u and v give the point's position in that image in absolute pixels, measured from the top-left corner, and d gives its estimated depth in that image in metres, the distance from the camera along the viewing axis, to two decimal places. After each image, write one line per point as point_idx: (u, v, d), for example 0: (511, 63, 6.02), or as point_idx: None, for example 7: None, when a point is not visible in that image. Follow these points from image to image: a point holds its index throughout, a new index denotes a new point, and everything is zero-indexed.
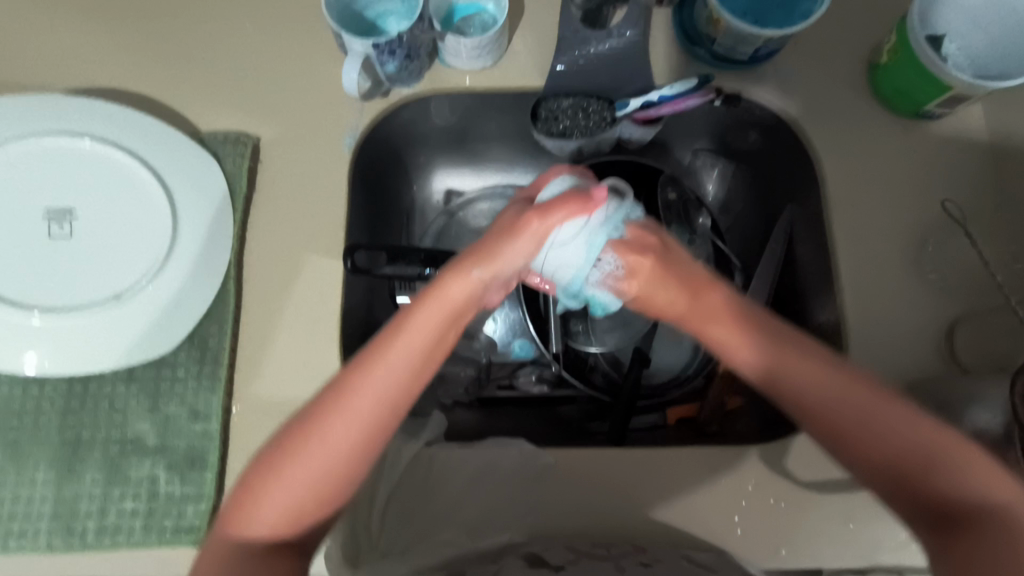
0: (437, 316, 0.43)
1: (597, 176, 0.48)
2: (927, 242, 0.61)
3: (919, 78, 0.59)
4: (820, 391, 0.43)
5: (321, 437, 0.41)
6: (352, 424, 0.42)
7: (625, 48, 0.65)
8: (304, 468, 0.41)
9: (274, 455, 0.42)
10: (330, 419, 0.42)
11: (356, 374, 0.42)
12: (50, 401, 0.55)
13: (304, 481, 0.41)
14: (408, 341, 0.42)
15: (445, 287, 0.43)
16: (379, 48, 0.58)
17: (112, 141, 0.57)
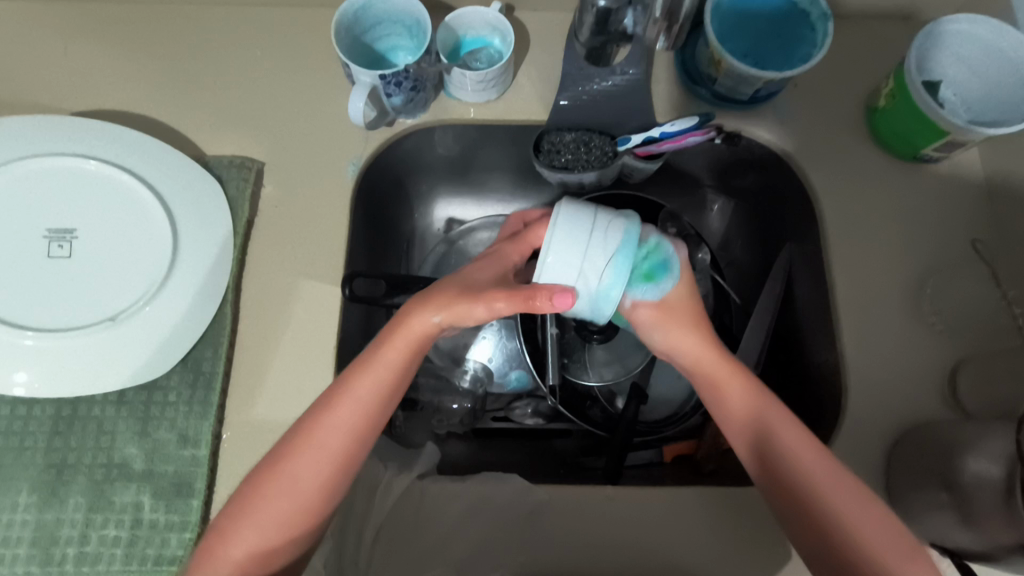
0: (398, 357, 0.49)
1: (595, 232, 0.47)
2: (927, 283, 0.61)
3: (917, 122, 0.60)
4: (798, 459, 0.48)
5: (321, 434, 0.47)
6: (336, 434, 0.47)
7: (628, 85, 0.66)
8: (308, 458, 0.46)
9: (288, 446, 0.47)
10: (326, 422, 0.47)
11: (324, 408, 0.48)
12: (37, 422, 0.54)
13: (311, 473, 0.46)
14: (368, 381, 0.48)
15: (409, 334, 0.49)
16: (385, 80, 0.58)
17: (116, 162, 0.58)
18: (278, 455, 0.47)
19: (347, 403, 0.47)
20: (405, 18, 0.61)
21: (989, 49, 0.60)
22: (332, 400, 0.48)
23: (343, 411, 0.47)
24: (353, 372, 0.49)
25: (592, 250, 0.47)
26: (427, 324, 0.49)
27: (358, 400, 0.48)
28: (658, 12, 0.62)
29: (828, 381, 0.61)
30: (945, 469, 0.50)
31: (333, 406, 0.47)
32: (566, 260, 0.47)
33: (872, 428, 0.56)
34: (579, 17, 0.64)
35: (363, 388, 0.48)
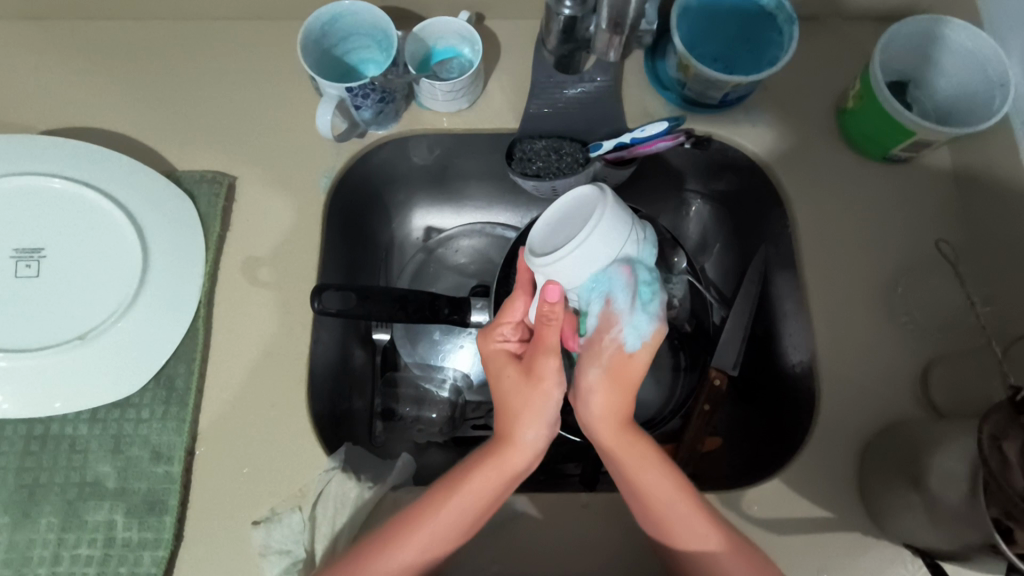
0: (485, 484, 0.48)
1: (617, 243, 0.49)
2: (898, 282, 0.61)
3: (884, 124, 0.60)
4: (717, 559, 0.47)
5: (424, 535, 0.47)
6: (435, 536, 0.47)
7: (596, 92, 0.66)
8: (397, 560, 0.46)
9: (382, 547, 0.47)
10: (426, 523, 0.47)
11: (431, 507, 0.48)
12: (10, 441, 0.54)
13: (406, 568, 0.47)
14: (458, 506, 0.48)
15: (500, 457, 0.49)
16: (352, 92, 0.59)
17: (85, 180, 0.58)
18: (369, 553, 0.47)
19: (450, 506, 0.48)
20: (372, 31, 0.62)
21: (968, 56, 0.59)
22: (442, 498, 0.48)
23: (445, 511, 0.48)
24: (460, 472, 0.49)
25: (620, 234, 0.49)
26: (520, 449, 0.50)
27: (467, 503, 0.48)
28: (604, 26, 0.60)
29: (802, 383, 0.61)
30: (912, 467, 0.50)
31: (440, 505, 0.48)
32: (602, 240, 0.48)
33: (845, 430, 0.57)
34: (546, 26, 0.64)
35: (469, 492, 0.48)
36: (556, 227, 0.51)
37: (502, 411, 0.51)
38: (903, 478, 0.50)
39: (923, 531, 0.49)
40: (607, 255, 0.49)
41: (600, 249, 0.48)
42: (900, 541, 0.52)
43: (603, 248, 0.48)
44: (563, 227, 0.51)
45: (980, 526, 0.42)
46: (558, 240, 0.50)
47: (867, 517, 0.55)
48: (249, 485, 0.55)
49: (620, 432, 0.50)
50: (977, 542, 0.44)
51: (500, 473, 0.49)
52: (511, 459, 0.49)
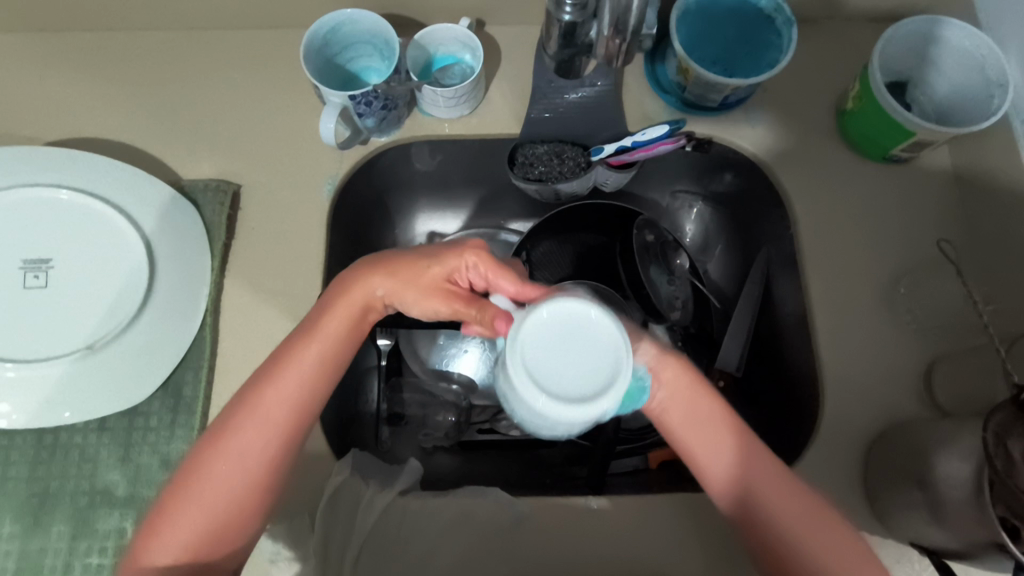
0: (340, 322, 0.50)
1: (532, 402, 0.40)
2: (900, 282, 0.61)
3: (884, 124, 0.60)
4: (777, 502, 0.47)
5: (283, 377, 0.48)
6: (282, 407, 0.47)
7: (597, 97, 0.66)
8: (248, 438, 0.46)
9: (247, 394, 0.47)
10: (274, 394, 0.47)
11: (285, 356, 0.49)
12: (20, 451, 0.55)
13: (283, 406, 0.47)
14: (313, 346, 0.49)
15: (348, 293, 0.51)
16: (356, 100, 0.59)
17: (90, 190, 0.58)
18: (216, 435, 0.46)
19: (292, 372, 0.48)
20: (374, 39, 0.63)
21: (966, 57, 0.60)
22: (277, 369, 0.48)
23: (292, 380, 0.48)
24: (304, 333, 0.50)
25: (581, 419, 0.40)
26: (369, 292, 0.51)
27: (296, 381, 0.48)
28: (605, 31, 0.61)
29: (806, 383, 0.62)
30: (918, 467, 0.50)
31: (282, 375, 0.48)
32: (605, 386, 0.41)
33: (849, 430, 0.57)
34: (546, 30, 0.63)
35: (303, 364, 0.48)
36: (552, 342, 0.40)
37: (372, 261, 0.53)
38: (909, 477, 0.50)
39: (929, 530, 0.49)
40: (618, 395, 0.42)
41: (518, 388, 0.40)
42: (906, 540, 0.52)
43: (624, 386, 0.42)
44: (565, 344, 0.40)
45: (986, 525, 0.43)
46: (559, 370, 0.39)
47: (873, 517, 0.55)
48: None
49: (685, 401, 0.50)
50: (983, 541, 0.44)
51: (347, 312, 0.51)
52: (330, 330, 0.50)
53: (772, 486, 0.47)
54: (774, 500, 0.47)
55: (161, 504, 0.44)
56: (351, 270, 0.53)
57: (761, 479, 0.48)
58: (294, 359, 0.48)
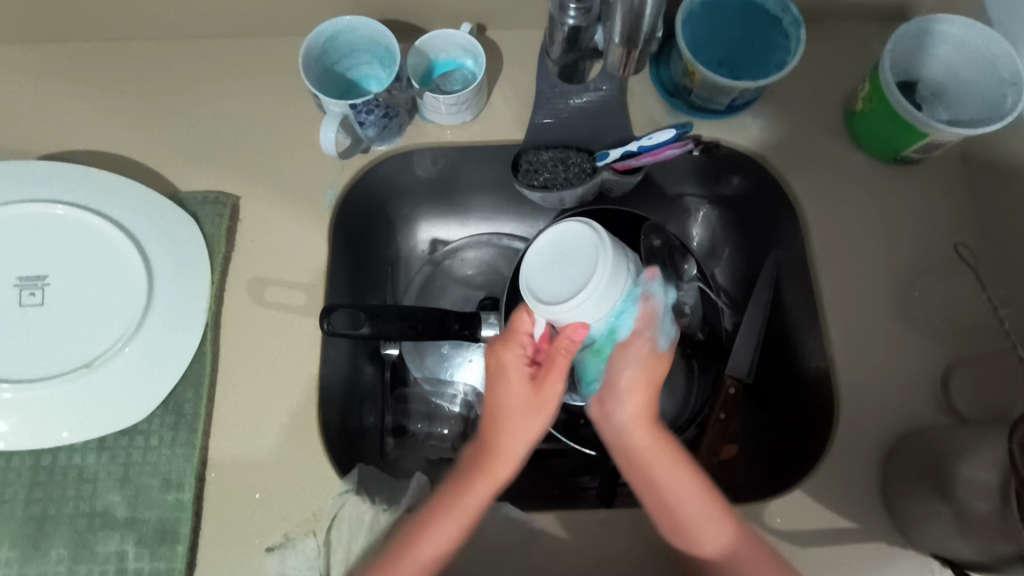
0: (484, 489, 0.49)
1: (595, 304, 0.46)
2: (915, 285, 0.60)
3: (895, 125, 0.59)
4: (754, 570, 0.46)
5: (405, 545, 0.47)
6: (466, 512, 0.48)
7: (602, 101, 0.65)
8: (426, 548, 0.47)
9: (403, 544, 0.47)
10: (424, 539, 0.47)
11: (427, 516, 0.48)
12: (17, 473, 0.53)
13: (422, 567, 0.46)
14: (445, 520, 0.47)
15: (495, 463, 0.49)
16: (356, 109, 0.58)
17: (85, 204, 0.57)
18: (394, 556, 0.47)
19: (483, 480, 0.49)
20: (373, 47, 0.61)
21: (979, 53, 0.58)
22: (471, 478, 0.49)
23: (488, 483, 0.49)
24: (455, 494, 0.48)
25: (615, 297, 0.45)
26: (516, 459, 0.50)
27: (477, 493, 0.48)
28: (616, 39, 0.60)
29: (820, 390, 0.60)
30: (940, 477, 0.48)
31: (474, 481, 0.49)
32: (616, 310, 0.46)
33: (865, 438, 0.56)
34: (550, 35, 0.63)
35: (490, 470, 0.49)
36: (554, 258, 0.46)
37: (491, 414, 0.51)
38: (930, 487, 0.49)
39: (952, 541, 0.47)
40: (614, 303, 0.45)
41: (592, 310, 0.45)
42: (927, 550, 0.51)
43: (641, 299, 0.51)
44: (564, 258, 0.46)
45: (1015, 538, 0.41)
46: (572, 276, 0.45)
47: (892, 526, 0.54)
48: (261, 512, 0.54)
49: (647, 434, 0.50)
50: (1010, 553, 0.43)
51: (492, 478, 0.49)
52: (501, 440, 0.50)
53: (758, 568, 0.46)
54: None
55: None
56: (484, 428, 0.51)
57: (747, 563, 0.47)
58: (426, 517, 0.48)
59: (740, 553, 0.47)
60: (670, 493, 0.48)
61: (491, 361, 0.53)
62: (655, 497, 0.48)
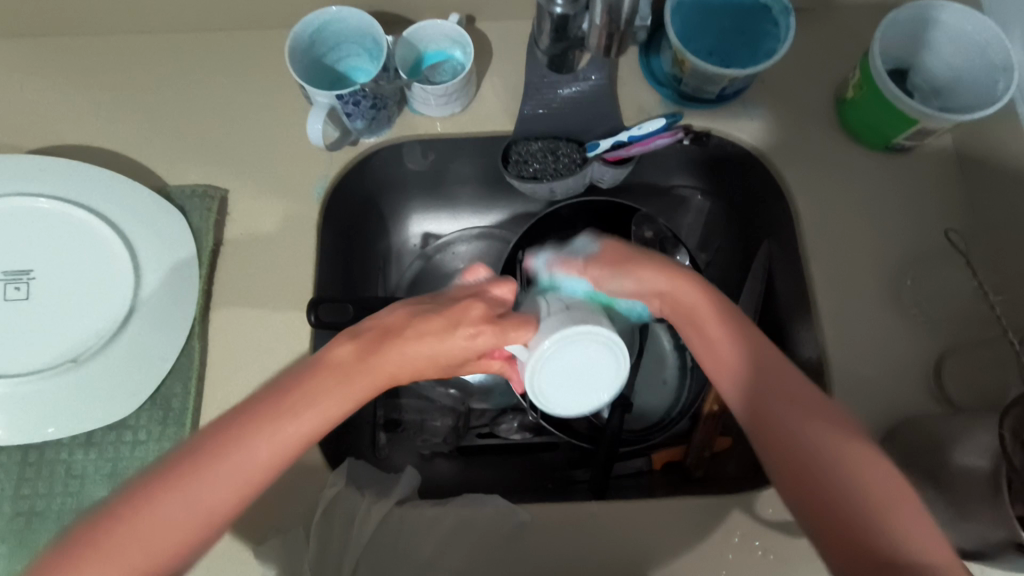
0: (330, 395, 0.39)
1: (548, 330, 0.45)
2: (907, 274, 0.60)
3: (886, 113, 0.59)
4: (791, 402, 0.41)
5: (278, 426, 0.38)
6: (270, 454, 0.38)
7: (592, 91, 0.65)
8: (229, 475, 0.37)
9: (240, 425, 0.38)
10: (254, 431, 0.38)
11: (290, 401, 0.39)
12: (4, 468, 0.53)
13: (267, 457, 0.38)
14: (305, 412, 0.39)
15: (332, 368, 0.40)
16: (342, 100, 0.57)
17: (71, 198, 0.56)
18: (210, 449, 0.37)
19: (324, 399, 0.39)
20: (360, 39, 0.61)
21: (968, 40, 0.58)
22: (292, 390, 0.39)
23: (289, 426, 0.38)
24: (290, 403, 0.39)
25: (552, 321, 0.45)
26: (343, 354, 0.41)
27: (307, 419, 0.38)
28: (598, 22, 0.58)
29: (812, 380, 0.60)
30: (933, 464, 0.48)
31: (309, 398, 0.39)
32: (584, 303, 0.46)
33: (859, 427, 0.56)
34: (537, 24, 0.61)
35: (352, 390, 0.40)
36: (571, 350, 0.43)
37: (400, 331, 0.43)
38: (922, 475, 0.49)
39: (945, 529, 0.47)
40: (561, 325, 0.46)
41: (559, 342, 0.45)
42: None
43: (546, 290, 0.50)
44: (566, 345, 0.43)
45: (1007, 524, 0.41)
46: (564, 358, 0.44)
47: None
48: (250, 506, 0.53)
49: (688, 293, 0.47)
50: (1003, 540, 0.42)
51: (354, 384, 0.40)
52: (383, 366, 0.41)
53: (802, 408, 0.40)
54: (859, 490, 0.36)
55: (147, 482, 0.36)
56: (377, 333, 0.42)
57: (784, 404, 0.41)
58: (285, 409, 0.38)
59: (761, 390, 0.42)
60: (709, 352, 0.45)
61: (461, 306, 0.45)
62: (715, 371, 0.45)
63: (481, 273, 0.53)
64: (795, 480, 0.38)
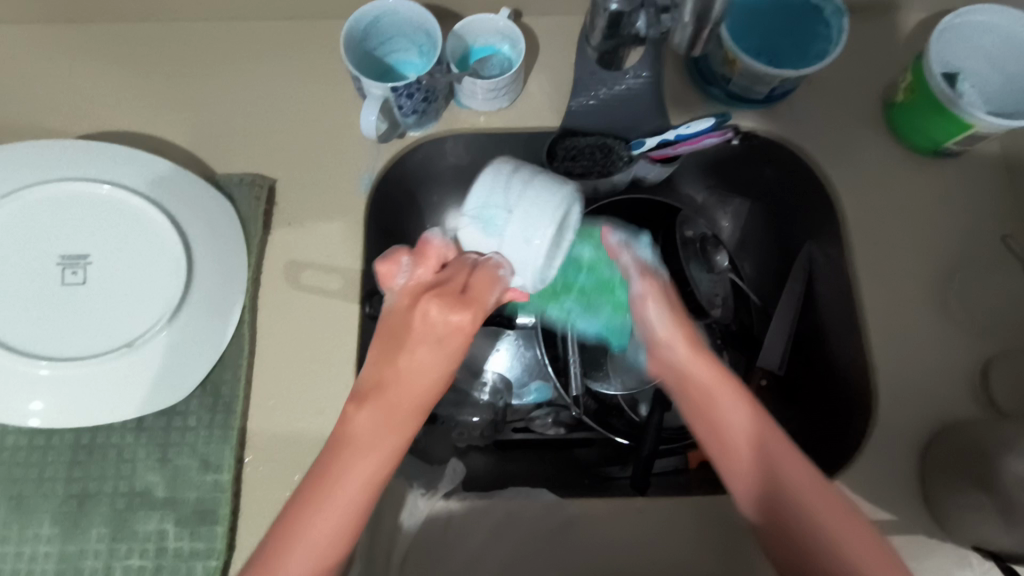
0: (374, 455, 0.42)
1: (511, 212, 0.47)
2: (953, 280, 0.60)
3: (938, 116, 0.59)
4: (801, 486, 0.43)
5: (334, 490, 0.41)
6: (344, 506, 0.41)
7: (641, 88, 0.65)
8: (325, 518, 0.40)
9: (318, 477, 0.41)
10: (331, 488, 0.41)
11: (339, 463, 0.42)
12: (57, 451, 0.53)
13: (339, 519, 0.40)
14: (362, 459, 0.42)
15: (352, 430, 0.43)
16: (397, 92, 0.57)
17: (128, 184, 0.56)
18: (301, 502, 0.41)
19: (366, 454, 0.42)
20: (414, 35, 0.62)
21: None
22: (330, 462, 0.42)
23: (353, 475, 0.41)
24: (340, 461, 0.42)
25: (532, 217, 0.47)
26: (359, 418, 0.43)
27: (361, 471, 0.41)
28: (688, 18, 0.54)
29: (855, 382, 0.60)
30: (984, 468, 0.48)
31: (350, 460, 0.42)
32: (528, 213, 0.47)
33: (904, 430, 0.56)
34: (591, 20, 0.61)
35: (380, 437, 0.42)
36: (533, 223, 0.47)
37: (386, 357, 0.45)
38: (972, 479, 0.49)
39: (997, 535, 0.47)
40: (542, 218, 0.47)
41: (528, 224, 0.47)
42: (968, 544, 0.51)
43: (468, 234, 0.49)
44: (529, 224, 0.47)
45: None
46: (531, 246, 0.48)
47: (931, 519, 0.54)
48: None
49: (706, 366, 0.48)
50: None
51: (382, 425, 0.43)
52: (401, 401, 0.44)
53: (803, 488, 0.43)
54: (806, 498, 0.43)
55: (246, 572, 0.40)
56: (372, 369, 0.45)
57: (794, 489, 0.43)
58: (339, 470, 0.41)
59: (770, 467, 0.44)
60: (714, 440, 0.47)
61: (414, 314, 0.45)
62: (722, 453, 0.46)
63: (401, 257, 0.48)
64: (778, 506, 0.43)
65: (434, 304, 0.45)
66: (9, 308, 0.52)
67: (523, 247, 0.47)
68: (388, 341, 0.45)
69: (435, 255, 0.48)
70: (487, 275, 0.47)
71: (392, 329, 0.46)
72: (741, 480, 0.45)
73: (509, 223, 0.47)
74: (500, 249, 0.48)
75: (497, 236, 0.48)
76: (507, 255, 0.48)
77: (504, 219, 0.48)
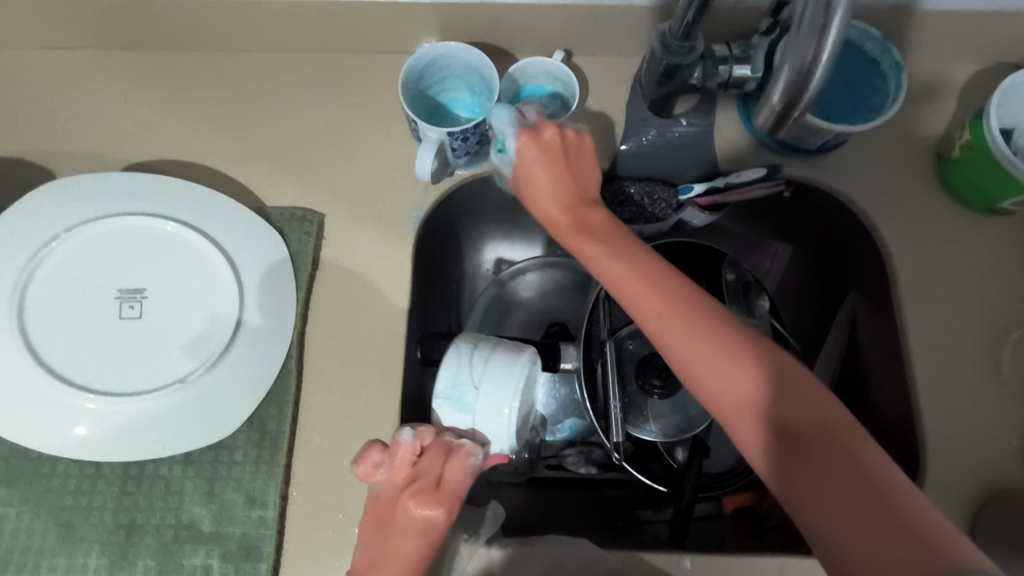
0: None
1: (484, 388, 0.51)
2: (1004, 341, 0.59)
3: (996, 176, 0.58)
4: (784, 408, 0.42)
5: None
6: None
7: (695, 133, 0.65)
8: None
9: None
10: None
11: None
12: (107, 480, 0.54)
13: None
14: None
15: None
16: (452, 136, 0.58)
17: (186, 220, 0.57)
18: None
19: None
20: (468, 75, 0.62)
21: None
22: None
23: None
24: None
25: (505, 393, 0.51)
26: None
27: None
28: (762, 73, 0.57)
29: (901, 441, 0.59)
30: None
31: None
32: (494, 392, 0.51)
33: (955, 494, 0.55)
34: (645, 68, 0.59)
35: None
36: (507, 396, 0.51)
37: (368, 549, 0.46)
38: None
39: None
40: (514, 393, 0.51)
41: (501, 402, 0.51)
42: None
43: (444, 412, 0.52)
44: (501, 393, 0.51)
45: None
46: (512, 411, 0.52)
47: None
48: (342, 533, 0.54)
49: (665, 302, 0.46)
50: None
51: None
52: None
53: (786, 411, 0.42)
54: (793, 419, 0.42)
55: None
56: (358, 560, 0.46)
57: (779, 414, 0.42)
58: None
59: (753, 395, 0.43)
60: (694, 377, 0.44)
61: (396, 511, 0.46)
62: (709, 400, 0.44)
63: (374, 458, 0.47)
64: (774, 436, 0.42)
65: (411, 503, 0.45)
66: (68, 339, 0.53)
67: (498, 418, 0.51)
68: (371, 534, 0.46)
69: (409, 453, 0.47)
70: (456, 466, 0.47)
71: (376, 522, 0.46)
72: (756, 451, 0.42)
73: (483, 397, 0.51)
74: (477, 424, 0.51)
75: (472, 413, 0.51)
76: (482, 428, 0.52)
77: (476, 391, 0.51)
